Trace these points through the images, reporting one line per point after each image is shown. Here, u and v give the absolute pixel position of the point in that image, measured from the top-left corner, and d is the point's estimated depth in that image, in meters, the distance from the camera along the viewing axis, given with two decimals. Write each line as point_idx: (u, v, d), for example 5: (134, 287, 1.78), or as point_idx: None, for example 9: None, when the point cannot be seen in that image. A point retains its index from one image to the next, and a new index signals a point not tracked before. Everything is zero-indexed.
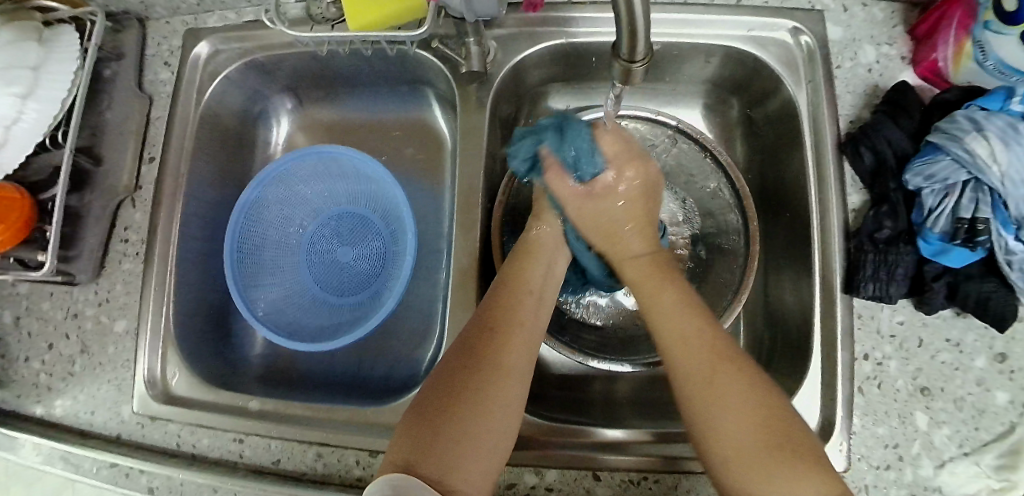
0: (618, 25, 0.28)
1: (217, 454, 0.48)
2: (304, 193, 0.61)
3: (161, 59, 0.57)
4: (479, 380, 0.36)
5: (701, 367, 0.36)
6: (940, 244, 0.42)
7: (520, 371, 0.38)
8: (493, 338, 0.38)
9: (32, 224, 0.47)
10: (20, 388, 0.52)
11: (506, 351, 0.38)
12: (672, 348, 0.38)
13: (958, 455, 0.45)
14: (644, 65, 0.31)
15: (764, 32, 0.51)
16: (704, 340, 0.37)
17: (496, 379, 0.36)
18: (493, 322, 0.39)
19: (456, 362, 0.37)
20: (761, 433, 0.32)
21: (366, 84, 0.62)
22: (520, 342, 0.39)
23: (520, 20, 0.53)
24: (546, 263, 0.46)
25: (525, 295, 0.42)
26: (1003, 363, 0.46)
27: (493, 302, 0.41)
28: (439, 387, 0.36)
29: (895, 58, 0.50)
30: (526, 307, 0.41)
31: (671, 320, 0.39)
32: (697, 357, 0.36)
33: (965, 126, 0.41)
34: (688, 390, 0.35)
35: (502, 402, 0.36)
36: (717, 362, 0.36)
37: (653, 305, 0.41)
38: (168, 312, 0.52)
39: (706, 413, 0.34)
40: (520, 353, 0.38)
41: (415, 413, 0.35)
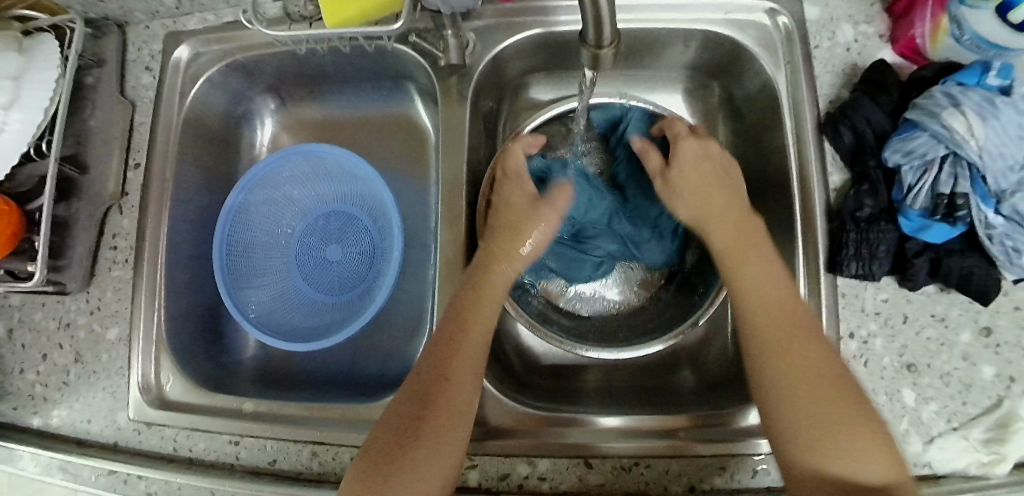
0: (584, 12, 0.28)
1: (213, 458, 0.49)
2: (291, 194, 0.61)
3: (142, 64, 0.57)
4: (417, 435, 0.37)
5: (785, 336, 0.38)
6: (920, 221, 0.42)
7: (457, 423, 0.38)
8: (433, 389, 0.39)
9: (20, 234, 0.47)
10: (16, 400, 0.53)
11: (444, 404, 0.38)
12: (755, 314, 0.40)
13: (947, 430, 0.45)
14: (613, 47, 0.30)
15: (742, 15, 0.51)
16: (787, 317, 0.39)
17: (432, 433, 0.37)
18: (434, 370, 0.39)
19: (401, 411, 0.38)
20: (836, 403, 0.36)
21: (348, 81, 0.62)
22: (461, 392, 0.39)
23: (498, 11, 0.52)
24: (498, 297, 0.45)
25: (473, 337, 0.41)
26: (988, 337, 0.47)
27: (439, 344, 0.41)
28: (384, 436, 0.37)
29: (873, 36, 0.50)
30: (468, 354, 0.40)
31: (760, 291, 0.41)
32: (781, 323, 0.39)
33: (942, 101, 0.41)
34: (764, 351, 0.39)
35: (439, 457, 0.36)
36: (795, 334, 0.38)
37: (742, 270, 0.42)
38: (161, 317, 0.52)
39: (782, 377, 0.37)
40: (458, 405, 0.38)
41: (361, 458, 0.37)
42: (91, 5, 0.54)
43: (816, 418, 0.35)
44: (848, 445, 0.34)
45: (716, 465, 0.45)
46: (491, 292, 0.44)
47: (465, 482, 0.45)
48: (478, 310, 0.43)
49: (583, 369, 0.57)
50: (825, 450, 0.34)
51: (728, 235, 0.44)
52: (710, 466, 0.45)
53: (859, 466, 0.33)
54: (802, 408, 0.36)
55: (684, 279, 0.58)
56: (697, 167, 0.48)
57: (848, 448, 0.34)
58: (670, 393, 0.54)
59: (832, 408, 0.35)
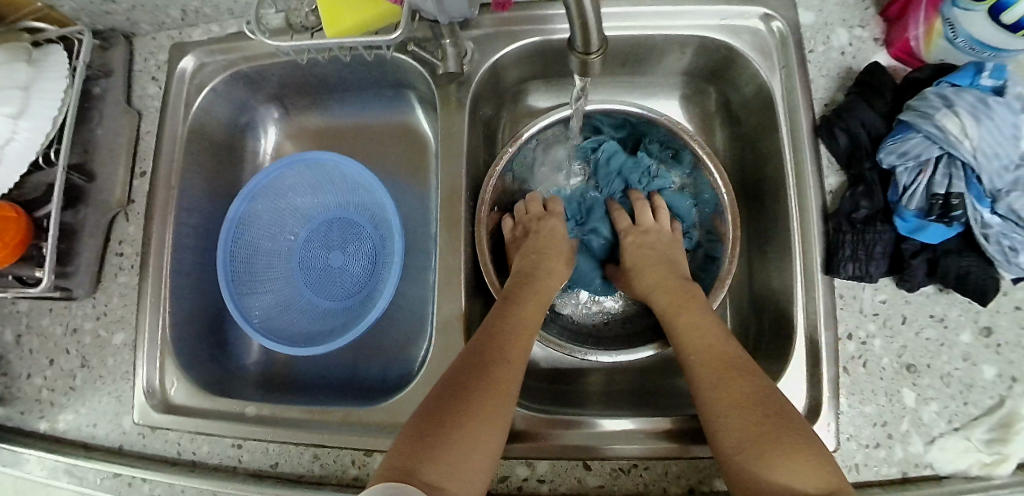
0: (571, 19, 0.28)
1: (216, 461, 0.49)
2: (294, 201, 0.62)
3: (149, 75, 0.58)
4: (471, 405, 0.37)
5: (713, 374, 0.39)
6: (917, 221, 0.42)
7: (505, 403, 0.39)
8: (485, 368, 0.39)
9: (28, 241, 0.48)
10: (23, 404, 0.54)
11: (495, 383, 0.39)
12: (693, 358, 0.41)
13: (948, 431, 0.45)
14: (601, 54, 0.31)
15: (737, 21, 0.52)
16: (719, 354, 0.40)
17: (484, 407, 0.37)
18: (484, 354, 0.41)
19: (456, 376, 0.39)
20: (759, 422, 0.35)
21: (349, 90, 0.63)
22: (509, 378, 0.40)
23: (496, 20, 0.53)
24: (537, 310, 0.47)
25: (523, 323, 0.45)
26: (989, 336, 0.47)
27: (492, 325, 0.44)
28: (439, 398, 0.38)
29: (868, 40, 0.51)
30: (514, 348, 0.42)
31: (693, 337, 0.43)
32: (715, 362, 0.40)
33: (935, 103, 0.42)
34: (700, 391, 0.39)
35: (490, 430, 0.36)
36: (723, 369, 0.39)
37: (679, 322, 0.45)
38: (165, 322, 0.53)
39: (714, 408, 0.37)
40: (505, 388, 0.39)
41: (415, 419, 0.37)
42: (99, 18, 0.55)
43: (748, 437, 0.35)
44: (774, 461, 0.33)
45: (714, 467, 0.45)
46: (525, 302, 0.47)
47: None
48: (521, 315, 0.45)
49: (583, 372, 0.57)
50: (757, 471, 0.33)
51: (671, 292, 0.48)
52: (709, 467, 0.45)
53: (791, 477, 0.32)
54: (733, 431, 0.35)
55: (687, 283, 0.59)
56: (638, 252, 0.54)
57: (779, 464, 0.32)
58: (670, 395, 0.54)
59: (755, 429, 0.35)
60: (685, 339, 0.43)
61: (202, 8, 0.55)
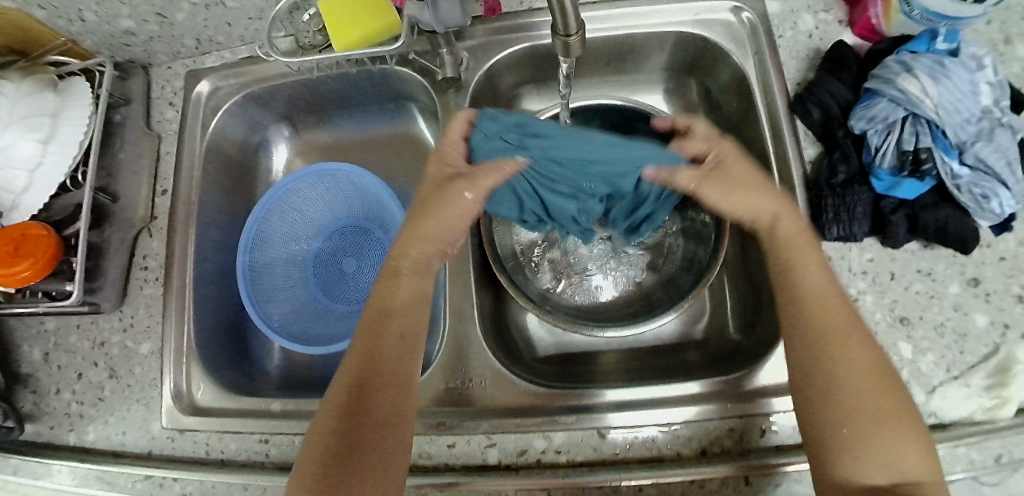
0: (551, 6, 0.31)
1: (245, 457, 0.51)
2: (305, 210, 0.65)
3: (167, 100, 0.62)
4: (358, 445, 0.39)
5: (839, 338, 0.40)
6: (891, 179, 0.45)
7: (396, 431, 0.40)
8: (362, 402, 0.40)
9: (59, 257, 0.51)
10: (53, 419, 0.55)
11: (376, 416, 0.40)
12: (814, 311, 0.41)
13: (947, 379, 0.47)
14: (580, 36, 0.34)
15: (709, 15, 0.56)
16: (847, 312, 0.41)
17: (372, 443, 0.39)
18: (359, 387, 0.41)
19: (337, 419, 0.40)
20: (885, 409, 0.37)
21: (353, 105, 0.67)
22: (393, 395, 0.41)
23: (487, 29, 0.57)
24: (402, 314, 0.44)
25: (394, 329, 0.43)
26: (976, 286, 0.49)
27: (363, 346, 0.43)
28: (327, 444, 0.39)
29: (832, 22, 0.55)
30: (392, 371, 0.42)
31: (813, 288, 0.42)
32: (842, 320, 0.40)
33: (896, 69, 0.45)
34: (820, 343, 0.40)
35: (387, 449, 0.39)
36: (851, 334, 0.40)
37: (800, 265, 0.43)
38: (190, 329, 0.55)
39: (826, 375, 0.39)
40: (390, 415, 0.40)
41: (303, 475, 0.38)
42: (119, 50, 0.59)
43: (872, 418, 0.37)
44: (886, 447, 0.36)
45: (724, 427, 0.46)
46: (396, 312, 0.44)
47: (485, 461, 0.47)
48: (389, 326, 0.43)
49: (593, 354, 0.59)
50: (860, 448, 0.36)
51: (789, 231, 0.44)
52: (719, 429, 0.46)
53: (889, 463, 0.36)
54: (861, 402, 0.37)
55: (680, 250, 0.61)
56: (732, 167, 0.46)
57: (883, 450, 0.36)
58: (678, 370, 0.56)
59: (878, 409, 0.37)
60: (803, 287, 0.42)
61: (216, 36, 0.59)
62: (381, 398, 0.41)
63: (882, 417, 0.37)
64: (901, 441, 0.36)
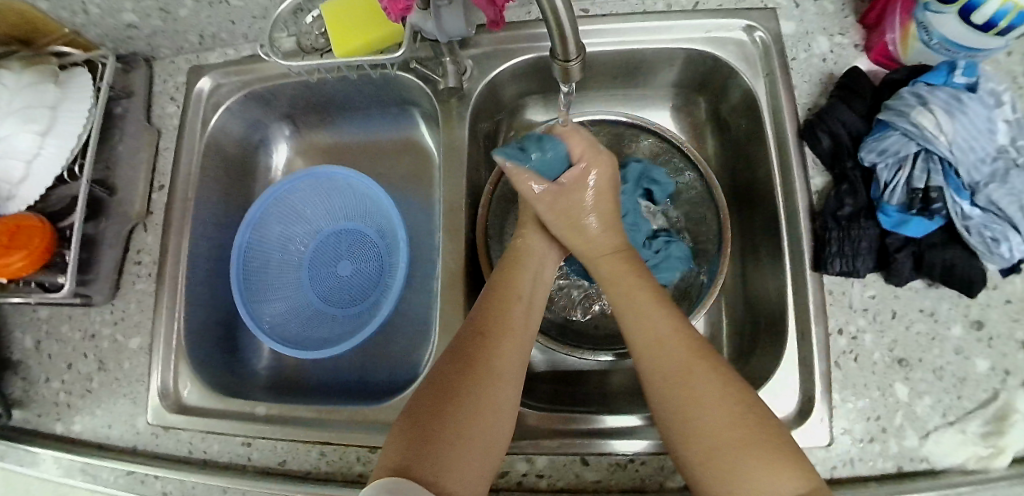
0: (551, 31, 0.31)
1: (226, 459, 0.51)
2: (303, 211, 0.65)
3: (168, 95, 0.62)
4: (460, 403, 0.36)
5: (676, 377, 0.36)
6: (899, 216, 0.44)
7: (498, 411, 0.37)
8: (475, 364, 0.38)
9: (52, 249, 0.51)
10: (41, 407, 0.56)
11: (487, 383, 0.37)
12: (645, 353, 0.39)
13: (943, 425, 0.45)
14: (580, 62, 0.34)
15: (721, 33, 0.55)
16: (683, 342, 0.38)
17: (479, 411, 0.36)
18: (478, 348, 0.39)
19: (449, 371, 0.38)
20: (725, 442, 0.32)
21: (357, 108, 0.66)
22: (504, 362, 0.39)
23: (492, 39, 0.56)
24: (525, 304, 0.44)
25: (516, 305, 0.43)
26: (980, 330, 0.47)
27: (484, 311, 0.42)
28: (430, 394, 0.37)
29: (848, 47, 0.53)
30: (511, 348, 0.40)
31: (642, 328, 0.40)
32: (673, 339, 0.38)
33: (910, 101, 0.43)
34: (664, 387, 0.36)
35: (486, 415, 0.36)
36: (684, 361, 0.37)
37: (625, 307, 0.42)
38: (180, 327, 0.55)
39: (678, 410, 0.35)
40: (497, 389, 0.37)
41: (404, 419, 0.36)
42: (122, 43, 0.59)
43: (721, 452, 0.32)
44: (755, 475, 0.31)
45: None
46: (518, 297, 0.44)
47: None
48: (514, 310, 0.43)
49: (586, 374, 0.58)
50: (730, 484, 0.31)
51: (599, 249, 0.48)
52: None
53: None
54: (706, 440, 0.33)
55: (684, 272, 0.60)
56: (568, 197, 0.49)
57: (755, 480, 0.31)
58: None
59: (722, 442, 0.32)
60: (635, 330, 0.40)
61: (219, 33, 0.59)
62: (498, 369, 0.38)
63: (739, 434, 0.32)
64: (772, 458, 0.31)
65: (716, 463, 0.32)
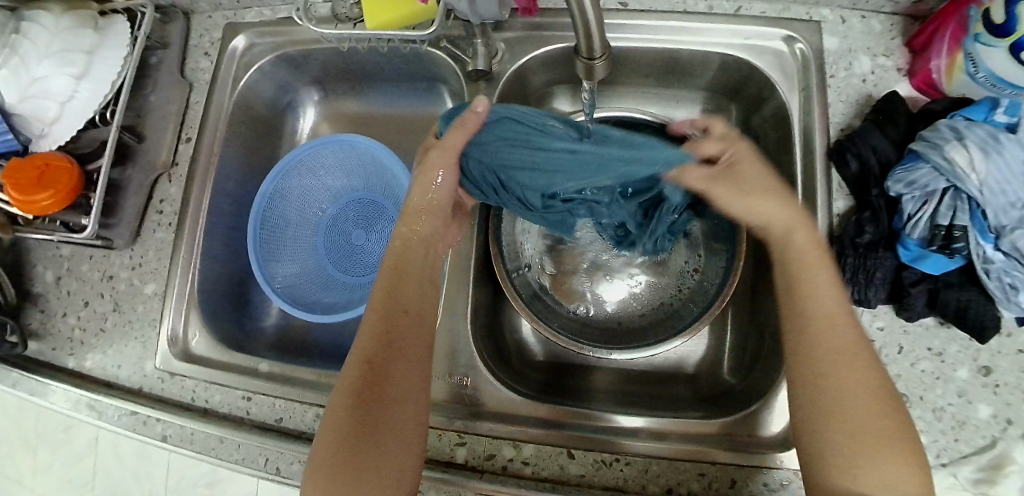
0: (577, 27, 0.32)
1: (226, 411, 0.53)
2: (323, 176, 0.65)
3: (202, 50, 0.63)
4: (369, 438, 0.40)
5: (842, 358, 0.39)
6: (918, 251, 0.43)
7: (408, 430, 0.41)
8: (377, 393, 0.41)
9: (79, 190, 0.53)
10: (56, 341, 0.58)
11: (390, 415, 0.41)
12: (835, 323, 0.40)
13: (935, 465, 0.44)
14: (604, 60, 0.35)
15: (760, 42, 0.53)
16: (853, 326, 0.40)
17: (388, 442, 0.40)
18: (372, 380, 0.42)
19: (345, 414, 0.41)
20: (876, 405, 0.37)
21: (385, 79, 0.66)
22: (403, 383, 0.42)
23: (527, 23, 0.55)
24: (414, 315, 0.45)
25: (400, 320, 0.44)
26: (987, 376, 0.46)
27: (369, 337, 0.43)
28: (338, 441, 0.40)
29: (891, 69, 0.51)
30: (405, 368, 0.43)
31: (828, 297, 0.41)
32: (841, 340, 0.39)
33: (946, 135, 0.42)
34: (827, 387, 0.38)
35: (396, 439, 0.40)
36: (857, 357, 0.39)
37: (809, 276, 0.41)
38: (194, 277, 0.57)
39: (827, 405, 0.38)
40: (403, 412, 0.41)
41: (320, 466, 0.40)
42: None
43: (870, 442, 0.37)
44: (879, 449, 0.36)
45: (694, 471, 0.45)
46: (408, 311, 0.45)
47: (452, 459, 0.48)
48: (405, 322, 0.44)
49: (585, 369, 0.59)
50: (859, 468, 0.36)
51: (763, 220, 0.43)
52: (688, 471, 0.45)
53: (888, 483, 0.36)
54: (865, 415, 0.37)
55: (700, 273, 0.59)
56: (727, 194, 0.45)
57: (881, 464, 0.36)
58: (665, 400, 0.55)
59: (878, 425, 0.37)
60: (812, 305, 0.41)
61: None
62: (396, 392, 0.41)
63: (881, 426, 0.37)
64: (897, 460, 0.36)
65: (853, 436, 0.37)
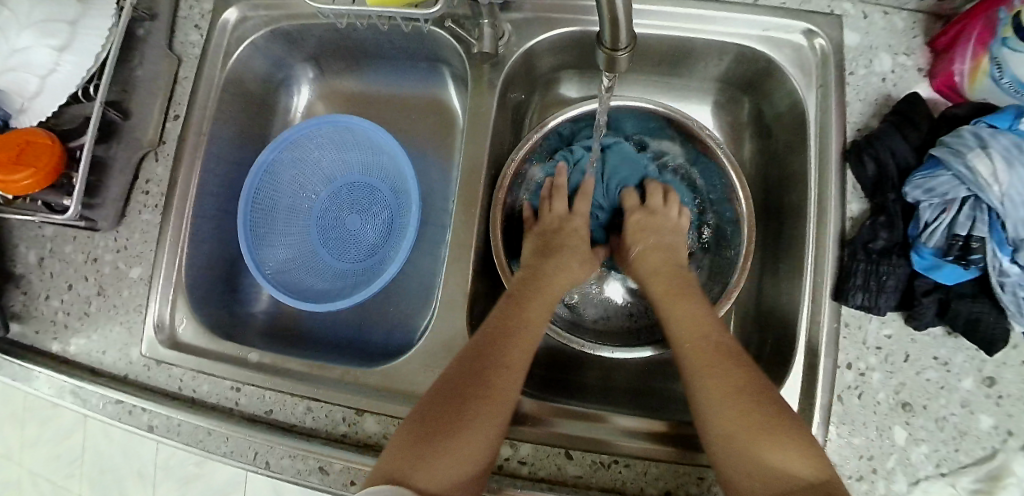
0: (602, 15, 0.30)
1: (214, 401, 0.51)
2: (318, 159, 0.63)
3: (192, 22, 0.60)
4: (456, 421, 0.39)
5: (703, 347, 0.43)
6: (933, 260, 0.42)
7: (494, 425, 0.40)
8: (476, 384, 0.41)
9: (61, 170, 0.50)
10: (39, 324, 0.56)
11: (482, 403, 0.40)
12: (687, 348, 0.44)
13: (935, 475, 0.44)
14: (628, 51, 0.33)
15: (778, 33, 0.51)
16: (716, 341, 0.43)
17: (468, 433, 0.39)
18: (481, 365, 0.42)
19: (450, 387, 0.41)
20: (748, 396, 0.39)
21: (384, 59, 0.63)
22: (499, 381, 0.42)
23: (537, 5, 0.53)
24: (531, 325, 0.46)
25: (520, 323, 0.46)
26: (990, 387, 0.45)
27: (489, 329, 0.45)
28: (432, 411, 0.40)
29: (911, 68, 0.49)
30: (509, 370, 0.43)
31: (687, 325, 0.46)
32: (713, 347, 0.43)
33: (969, 142, 0.41)
34: (696, 375, 0.42)
35: (477, 434, 0.39)
36: (698, 345, 0.44)
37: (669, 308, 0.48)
38: (182, 262, 0.55)
39: (708, 394, 0.40)
40: (494, 408, 0.40)
41: (405, 432, 0.40)
42: None
43: (750, 425, 0.38)
44: (760, 448, 0.36)
45: (692, 475, 0.45)
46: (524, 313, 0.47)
47: None
48: (520, 329, 0.45)
49: (585, 366, 0.58)
50: (755, 452, 0.36)
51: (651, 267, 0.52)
52: (687, 475, 0.45)
53: (782, 467, 0.35)
54: (731, 411, 0.38)
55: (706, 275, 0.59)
56: (640, 236, 0.54)
57: (773, 447, 0.36)
58: (664, 399, 0.54)
59: (749, 410, 0.38)
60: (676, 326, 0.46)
61: None
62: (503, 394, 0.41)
63: (756, 422, 0.37)
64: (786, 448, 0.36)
65: (730, 436, 0.38)
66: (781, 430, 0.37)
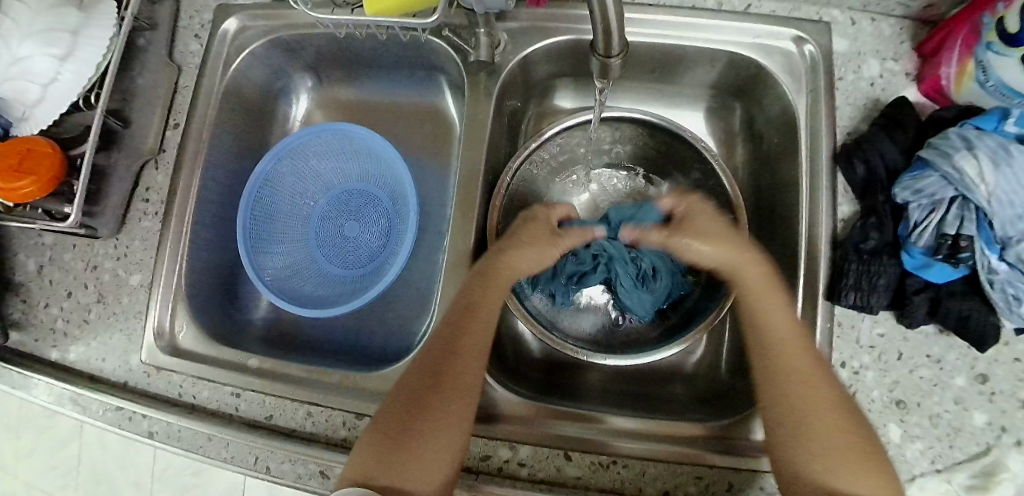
0: (596, 22, 0.31)
1: (214, 406, 0.51)
2: (316, 167, 0.64)
3: (192, 31, 0.61)
4: (416, 419, 0.39)
5: (793, 356, 0.41)
6: (923, 259, 0.43)
7: (457, 418, 0.40)
8: (437, 381, 0.41)
9: (62, 178, 0.50)
10: (38, 332, 0.56)
11: (444, 400, 0.40)
12: (777, 356, 0.42)
13: (930, 472, 0.44)
14: (621, 58, 0.34)
15: (769, 40, 0.52)
16: (812, 352, 0.42)
17: (431, 429, 0.39)
18: (442, 361, 0.42)
19: (413, 387, 0.41)
20: (835, 417, 0.39)
21: (381, 68, 0.64)
22: (459, 375, 0.41)
23: (533, 14, 0.54)
24: (488, 315, 0.44)
25: (477, 314, 0.44)
26: (983, 384, 0.46)
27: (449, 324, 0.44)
28: (395, 411, 0.40)
29: (899, 74, 0.50)
30: (468, 363, 0.42)
31: (778, 330, 0.43)
32: (804, 360, 0.41)
33: (957, 144, 0.42)
34: (782, 386, 0.41)
35: (439, 429, 0.39)
36: (788, 351, 0.42)
37: (758, 306, 0.45)
38: (182, 268, 0.55)
39: (786, 412, 0.40)
40: (455, 402, 0.40)
41: (371, 434, 0.40)
42: None
43: (836, 447, 0.37)
44: (846, 474, 0.36)
45: (690, 474, 0.45)
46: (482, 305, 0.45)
47: None
48: (475, 321, 0.44)
49: (583, 369, 0.58)
50: (828, 476, 0.36)
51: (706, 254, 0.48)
52: (686, 474, 0.45)
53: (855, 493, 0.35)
54: (819, 431, 0.38)
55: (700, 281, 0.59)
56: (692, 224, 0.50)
57: (850, 472, 0.36)
58: (662, 400, 0.55)
59: (831, 431, 0.38)
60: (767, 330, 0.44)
61: None
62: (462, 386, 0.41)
63: (842, 447, 0.37)
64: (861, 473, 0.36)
65: (811, 462, 0.37)
66: (863, 455, 0.37)
